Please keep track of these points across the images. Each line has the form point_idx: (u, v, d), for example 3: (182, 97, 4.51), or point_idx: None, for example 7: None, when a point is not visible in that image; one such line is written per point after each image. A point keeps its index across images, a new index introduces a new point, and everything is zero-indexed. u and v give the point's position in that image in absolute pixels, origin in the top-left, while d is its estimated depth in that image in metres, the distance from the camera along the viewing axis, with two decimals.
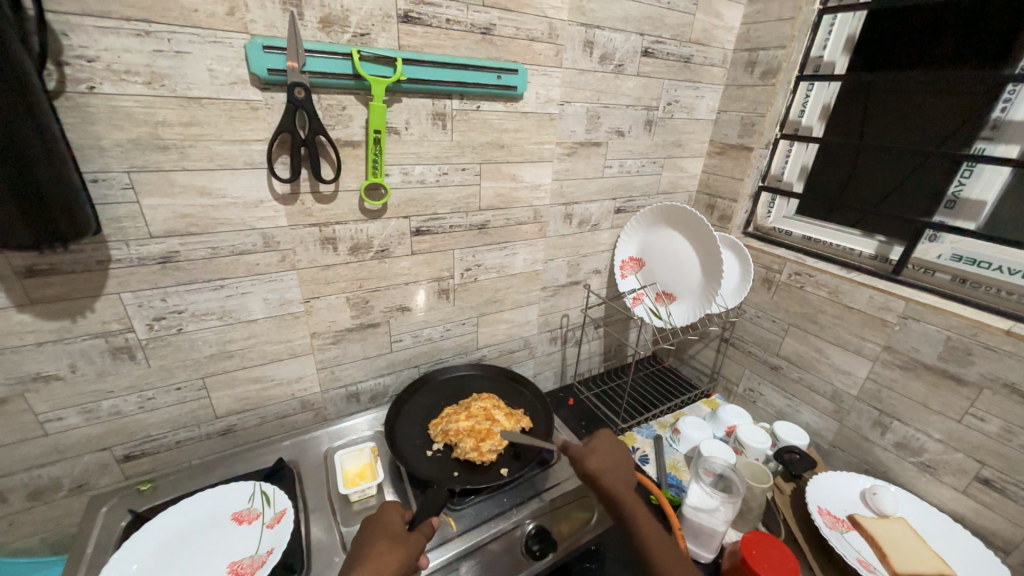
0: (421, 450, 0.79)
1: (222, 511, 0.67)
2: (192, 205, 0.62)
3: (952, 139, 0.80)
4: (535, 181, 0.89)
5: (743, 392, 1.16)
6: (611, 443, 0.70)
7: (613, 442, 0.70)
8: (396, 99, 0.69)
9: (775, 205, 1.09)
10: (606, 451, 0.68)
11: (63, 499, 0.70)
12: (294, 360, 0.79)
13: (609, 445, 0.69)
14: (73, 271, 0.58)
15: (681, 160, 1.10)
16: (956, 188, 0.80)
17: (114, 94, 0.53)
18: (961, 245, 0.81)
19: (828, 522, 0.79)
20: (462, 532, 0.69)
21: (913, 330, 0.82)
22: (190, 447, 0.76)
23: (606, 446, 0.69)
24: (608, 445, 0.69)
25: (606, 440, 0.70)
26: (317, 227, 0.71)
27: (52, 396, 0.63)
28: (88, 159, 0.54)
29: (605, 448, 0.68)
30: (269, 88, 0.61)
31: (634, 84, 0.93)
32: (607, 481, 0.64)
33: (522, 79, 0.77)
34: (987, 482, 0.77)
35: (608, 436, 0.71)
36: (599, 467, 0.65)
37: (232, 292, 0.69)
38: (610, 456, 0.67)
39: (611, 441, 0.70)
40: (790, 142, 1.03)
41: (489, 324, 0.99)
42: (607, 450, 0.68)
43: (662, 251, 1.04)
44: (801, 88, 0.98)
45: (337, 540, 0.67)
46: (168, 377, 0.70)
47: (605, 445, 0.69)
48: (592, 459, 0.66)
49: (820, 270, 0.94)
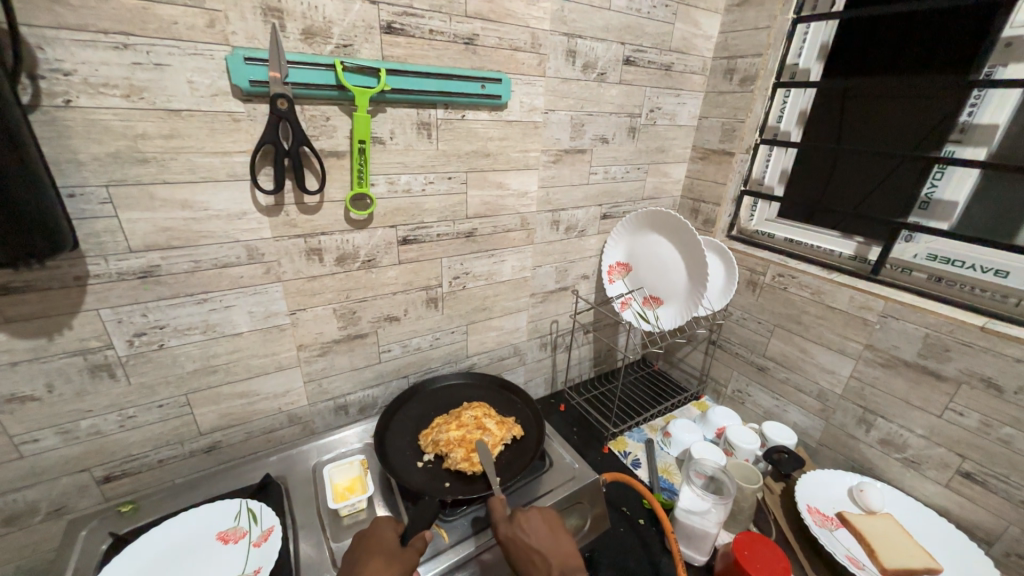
0: (411, 461, 0.78)
1: (207, 531, 0.65)
2: (174, 218, 0.61)
3: (924, 142, 0.83)
4: (521, 188, 0.90)
5: (731, 394, 1.18)
6: (530, 520, 0.64)
7: (532, 514, 0.65)
8: (380, 109, 0.69)
9: (757, 208, 1.11)
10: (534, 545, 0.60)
11: (40, 524, 0.68)
12: (281, 373, 0.78)
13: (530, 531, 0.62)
14: (49, 288, 0.57)
15: (665, 166, 1.12)
16: (929, 190, 0.83)
17: (91, 107, 0.52)
18: (936, 246, 0.83)
19: (817, 520, 0.80)
20: (455, 543, 0.67)
21: (893, 328, 0.84)
22: (174, 465, 0.75)
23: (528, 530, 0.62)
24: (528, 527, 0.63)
25: (521, 519, 0.64)
26: (302, 238, 0.71)
27: (28, 417, 0.61)
28: (66, 173, 0.53)
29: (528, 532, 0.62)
30: (252, 100, 0.60)
31: (616, 92, 0.94)
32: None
33: (506, 88, 0.78)
34: (968, 476, 0.79)
35: (519, 514, 0.64)
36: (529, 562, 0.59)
37: (215, 306, 0.68)
38: (532, 541, 0.61)
39: (529, 517, 0.64)
40: (769, 146, 1.04)
41: (479, 332, 0.99)
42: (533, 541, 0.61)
43: (648, 256, 1.05)
44: (778, 94, 1.00)
45: (326, 556, 0.65)
46: (150, 395, 0.68)
47: (526, 527, 0.63)
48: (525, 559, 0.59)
49: (803, 271, 0.96)
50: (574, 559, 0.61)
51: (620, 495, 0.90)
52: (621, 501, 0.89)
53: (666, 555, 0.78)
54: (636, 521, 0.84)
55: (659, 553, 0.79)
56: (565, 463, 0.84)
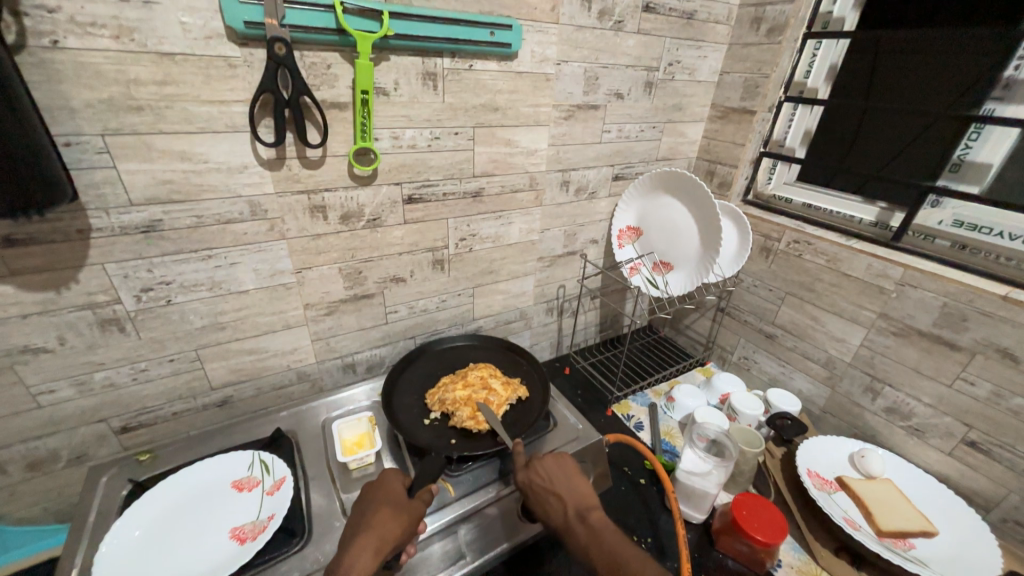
0: (418, 419, 0.79)
1: (222, 480, 0.67)
2: (173, 170, 0.59)
3: (962, 100, 0.77)
4: (530, 145, 0.86)
5: (737, 360, 1.18)
6: (545, 465, 0.66)
7: (548, 460, 0.67)
8: (384, 57, 0.66)
9: (776, 171, 1.07)
10: (547, 479, 0.64)
11: (63, 470, 0.71)
12: (288, 332, 0.78)
13: (547, 467, 0.65)
14: (53, 241, 0.56)
15: (682, 125, 1.07)
16: (963, 151, 0.78)
17: (79, 49, 0.49)
18: (962, 211, 0.80)
19: (816, 483, 0.81)
20: (461, 497, 0.69)
21: (910, 297, 0.81)
22: (188, 418, 0.77)
23: (544, 467, 0.65)
24: (545, 464, 0.66)
25: (537, 465, 0.66)
26: (305, 195, 0.69)
27: (42, 368, 0.62)
28: (58, 121, 0.51)
29: (544, 469, 0.65)
30: (248, 44, 0.57)
31: (634, 42, 0.88)
32: (553, 511, 0.61)
33: (517, 35, 0.73)
34: (972, 445, 0.79)
35: (534, 461, 0.66)
36: (542, 495, 0.63)
37: (220, 263, 0.67)
38: (548, 486, 0.63)
39: (543, 463, 0.66)
40: (793, 105, 0.99)
41: (485, 295, 0.99)
42: (549, 476, 0.64)
43: (660, 220, 1.02)
44: (808, 47, 0.94)
45: (337, 505, 0.67)
46: (161, 349, 0.69)
47: (542, 471, 0.65)
48: (538, 492, 0.63)
49: (819, 237, 0.93)
50: (590, 499, 0.63)
51: (622, 456, 0.92)
52: (623, 462, 0.91)
53: (666, 513, 0.81)
54: (637, 481, 0.86)
55: (658, 511, 0.81)
56: (569, 423, 0.85)
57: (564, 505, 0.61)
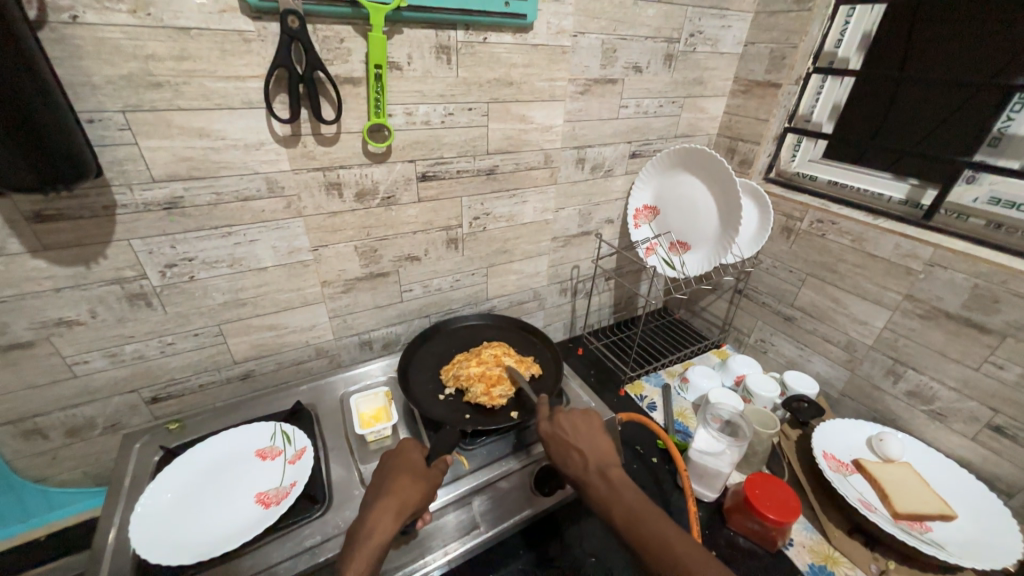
0: (433, 394, 0.81)
1: (247, 448, 0.70)
2: (192, 147, 0.60)
3: (1007, 68, 0.72)
4: (545, 122, 0.85)
5: (753, 343, 1.16)
6: (569, 420, 0.66)
7: (573, 415, 0.67)
8: (397, 30, 0.65)
9: (801, 147, 1.03)
10: (569, 436, 0.64)
11: (99, 437, 0.74)
12: (307, 308, 0.80)
13: (568, 423, 0.65)
14: (81, 217, 0.58)
15: (702, 100, 1.03)
16: (1003, 124, 0.74)
17: (98, 24, 0.50)
18: (999, 188, 0.76)
19: (832, 466, 0.81)
20: (475, 470, 0.71)
21: (939, 278, 0.79)
22: (213, 390, 0.80)
23: (567, 423, 0.66)
24: (567, 420, 0.66)
25: (561, 420, 0.66)
26: (320, 172, 0.69)
27: (76, 340, 0.65)
28: (81, 97, 0.52)
29: (566, 424, 0.65)
30: (261, 18, 0.57)
31: (654, 12, 0.85)
32: (573, 465, 0.61)
33: (532, 6, 0.71)
34: (997, 430, 0.77)
35: (558, 416, 0.66)
36: (564, 451, 0.63)
37: (240, 240, 0.69)
38: (570, 440, 0.64)
39: (567, 417, 0.66)
40: (822, 76, 0.95)
41: (499, 274, 0.99)
42: (570, 432, 0.65)
43: (678, 198, 1.00)
44: (840, 13, 0.89)
45: (355, 475, 0.70)
46: (186, 324, 0.71)
47: (566, 426, 0.65)
48: (561, 448, 0.64)
49: (844, 216, 0.90)
50: (612, 455, 0.62)
51: (635, 435, 0.93)
52: (635, 441, 0.91)
53: (678, 491, 0.81)
54: (649, 460, 0.87)
55: (670, 490, 0.82)
56: (582, 401, 0.85)
57: (584, 461, 0.61)
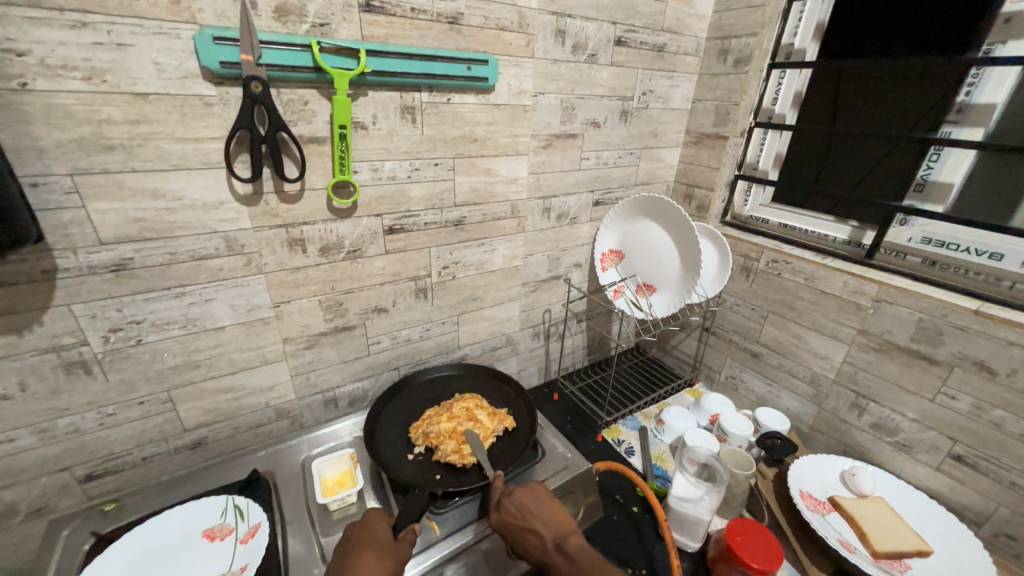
0: (402, 454, 0.77)
1: (193, 528, 0.64)
2: (146, 208, 0.58)
3: (921, 124, 0.81)
4: (511, 174, 0.88)
5: (725, 380, 1.18)
6: (517, 500, 0.64)
7: (520, 493, 0.65)
8: (362, 92, 0.67)
9: (751, 193, 1.10)
10: (520, 518, 0.62)
11: (20, 525, 0.66)
12: (267, 367, 0.76)
13: (515, 503, 0.63)
14: (16, 283, 0.54)
15: (658, 151, 1.10)
16: (925, 172, 0.82)
17: (49, 91, 0.49)
18: (930, 228, 0.82)
19: (809, 505, 0.80)
20: (447, 535, 0.66)
21: (887, 313, 0.83)
22: (158, 463, 0.73)
23: (513, 503, 0.63)
24: (514, 500, 0.64)
25: (508, 501, 0.63)
26: (283, 228, 0.68)
27: (1, 416, 0.59)
28: (26, 161, 0.50)
29: (514, 504, 0.63)
30: (224, 83, 0.57)
31: (608, 74, 0.92)
32: (533, 550, 0.59)
33: (493, 70, 0.75)
34: (959, 458, 0.79)
35: (504, 499, 0.64)
36: (519, 537, 0.60)
37: (194, 300, 0.66)
38: (522, 522, 0.61)
39: (514, 497, 0.64)
40: (764, 130, 1.03)
41: (470, 322, 0.98)
42: (521, 512, 0.62)
43: (641, 242, 1.03)
44: (773, 76, 0.98)
45: (316, 551, 0.64)
46: (130, 391, 0.66)
47: (514, 507, 0.63)
48: (516, 535, 0.61)
49: (796, 256, 0.95)
50: (567, 524, 0.62)
51: (614, 483, 0.90)
52: (614, 489, 0.89)
53: (660, 542, 0.78)
54: (629, 509, 0.84)
55: (652, 541, 0.79)
56: (558, 452, 0.83)
57: (541, 539, 0.59)
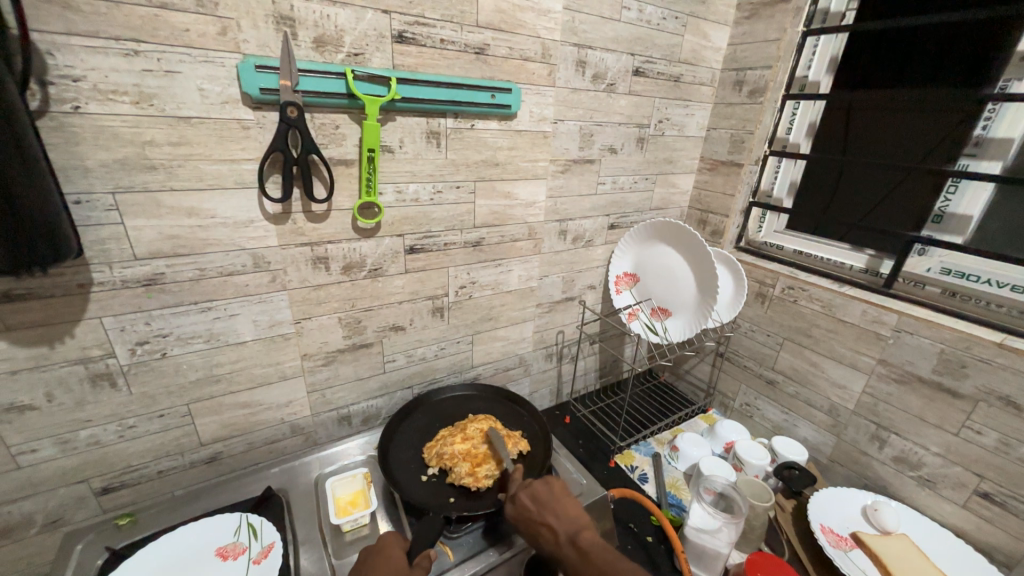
0: (415, 475, 0.76)
1: (207, 546, 0.63)
2: (180, 225, 0.60)
3: (934, 157, 0.82)
4: (529, 198, 0.89)
5: (739, 407, 1.16)
6: (531, 493, 0.65)
7: (535, 486, 0.66)
8: (390, 117, 0.69)
9: (766, 220, 1.10)
10: (533, 509, 0.62)
11: (35, 537, 0.66)
12: (285, 383, 0.77)
13: (529, 496, 0.64)
14: (53, 295, 0.56)
15: (673, 177, 1.11)
16: (943, 204, 0.82)
17: (99, 114, 0.52)
18: (949, 259, 0.82)
19: (831, 541, 0.78)
20: (460, 562, 0.65)
21: (907, 343, 0.82)
22: (174, 476, 0.73)
23: (528, 495, 0.64)
24: (527, 493, 0.65)
25: (523, 494, 0.64)
26: (308, 247, 0.70)
27: (25, 426, 0.59)
28: (72, 180, 0.53)
29: (528, 497, 0.64)
30: (261, 108, 0.60)
31: (625, 102, 0.94)
32: (545, 541, 0.59)
33: (516, 98, 0.78)
34: (985, 496, 0.77)
35: (519, 493, 0.65)
36: (532, 529, 0.61)
37: (219, 315, 0.67)
38: (535, 514, 0.62)
39: (529, 491, 0.65)
40: (778, 158, 1.04)
41: (485, 342, 0.98)
42: (535, 504, 0.63)
43: (656, 266, 1.04)
44: (788, 106, 1.00)
45: (328, 572, 0.64)
46: (151, 405, 0.67)
47: (528, 500, 0.64)
48: (530, 527, 0.61)
49: (813, 284, 0.95)
50: (581, 518, 0.61)
51: (627, 511, 0.88)
52: (628, 517, 0.87)
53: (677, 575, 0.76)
54: (644, 539, 0.82)
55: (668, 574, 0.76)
56: (573, 478, 0.82)
57: (552, 530, 0.59)
